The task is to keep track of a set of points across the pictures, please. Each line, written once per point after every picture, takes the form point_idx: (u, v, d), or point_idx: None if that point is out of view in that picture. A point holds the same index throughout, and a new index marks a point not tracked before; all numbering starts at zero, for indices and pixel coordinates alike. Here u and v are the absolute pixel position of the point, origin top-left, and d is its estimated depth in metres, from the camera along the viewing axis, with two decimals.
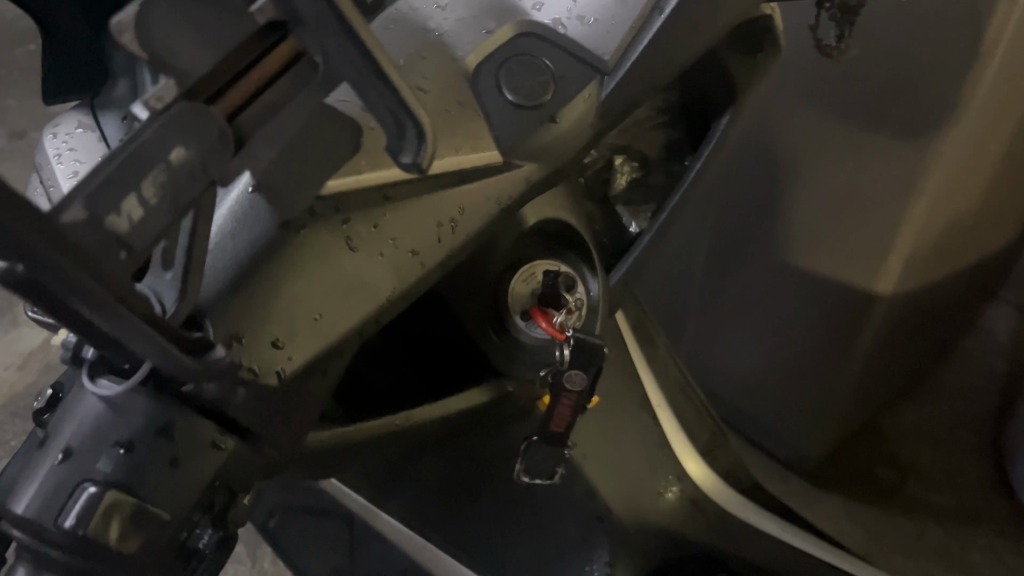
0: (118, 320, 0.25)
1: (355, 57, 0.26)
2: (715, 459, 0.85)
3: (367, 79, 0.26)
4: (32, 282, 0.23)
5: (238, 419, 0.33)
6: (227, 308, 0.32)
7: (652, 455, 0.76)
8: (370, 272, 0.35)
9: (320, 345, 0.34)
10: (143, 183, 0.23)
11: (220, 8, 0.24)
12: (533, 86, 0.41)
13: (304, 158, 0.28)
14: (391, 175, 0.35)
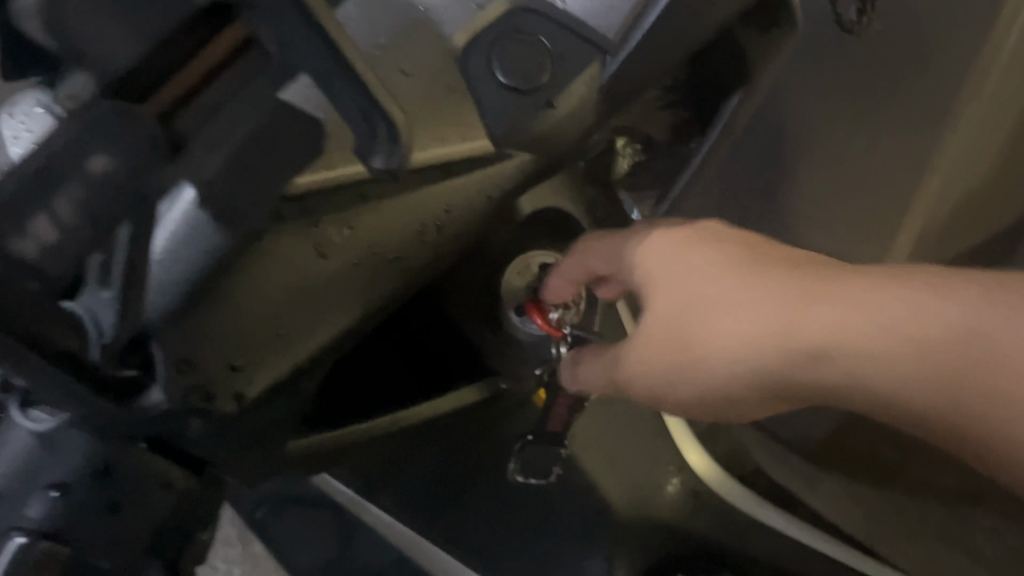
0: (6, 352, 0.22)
1: (317, 49, 0.22)
2: (720, 444, 0.77)
3: (332, 74, 0.23)
4: None
5: (191, 448, 0.30)
6: (180, 329, 0.28)
7: (650, 445, 0.74)
8: (342, 282, 0.32)
9: (284, 364, 0.31)
10: (55, 201, 0.20)
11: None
12: (529, 65, 0.37)
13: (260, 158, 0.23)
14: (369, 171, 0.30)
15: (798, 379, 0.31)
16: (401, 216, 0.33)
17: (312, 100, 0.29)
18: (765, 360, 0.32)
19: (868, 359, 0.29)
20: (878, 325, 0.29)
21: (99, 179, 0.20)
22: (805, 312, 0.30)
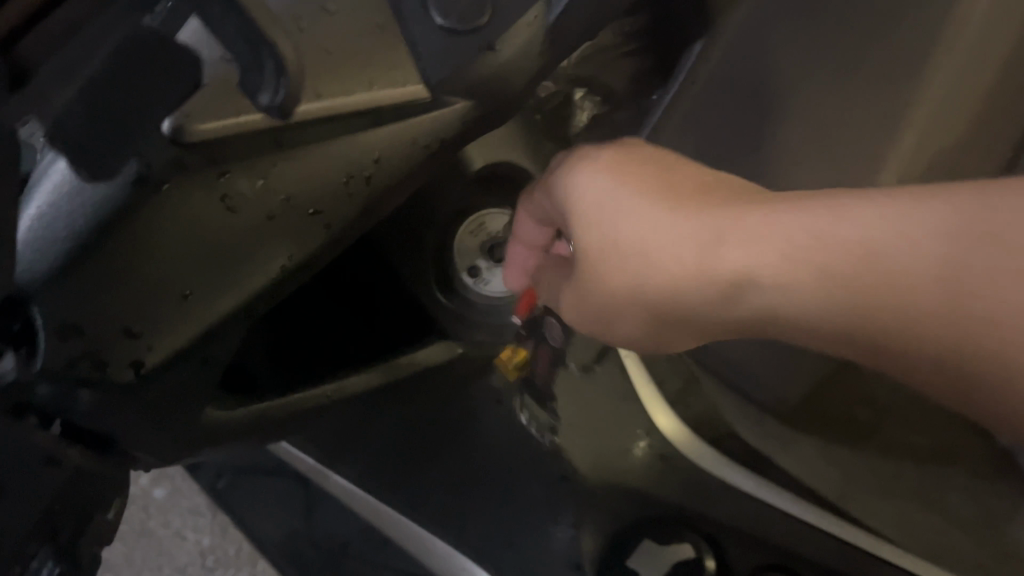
0: None
1: None
2: (694, 404, 0.67)
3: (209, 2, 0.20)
4: None
5: (91, 425, 0.28)
6: (65, 293, 0.26)
7: (619, 408, 0.67)
8: (256, 240, 0.30)
9: (192, 329, 0.29)
10: None
11: None
12: (468, 6, 0.34)
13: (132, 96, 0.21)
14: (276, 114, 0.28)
15: (753, 301, 0.33)
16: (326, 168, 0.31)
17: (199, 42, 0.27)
18: (713, 282, 0.33)
19: (850, 289, 0.30)
20: (831, 249, 0.30)
21: None
22: (755, 242, 0.32)
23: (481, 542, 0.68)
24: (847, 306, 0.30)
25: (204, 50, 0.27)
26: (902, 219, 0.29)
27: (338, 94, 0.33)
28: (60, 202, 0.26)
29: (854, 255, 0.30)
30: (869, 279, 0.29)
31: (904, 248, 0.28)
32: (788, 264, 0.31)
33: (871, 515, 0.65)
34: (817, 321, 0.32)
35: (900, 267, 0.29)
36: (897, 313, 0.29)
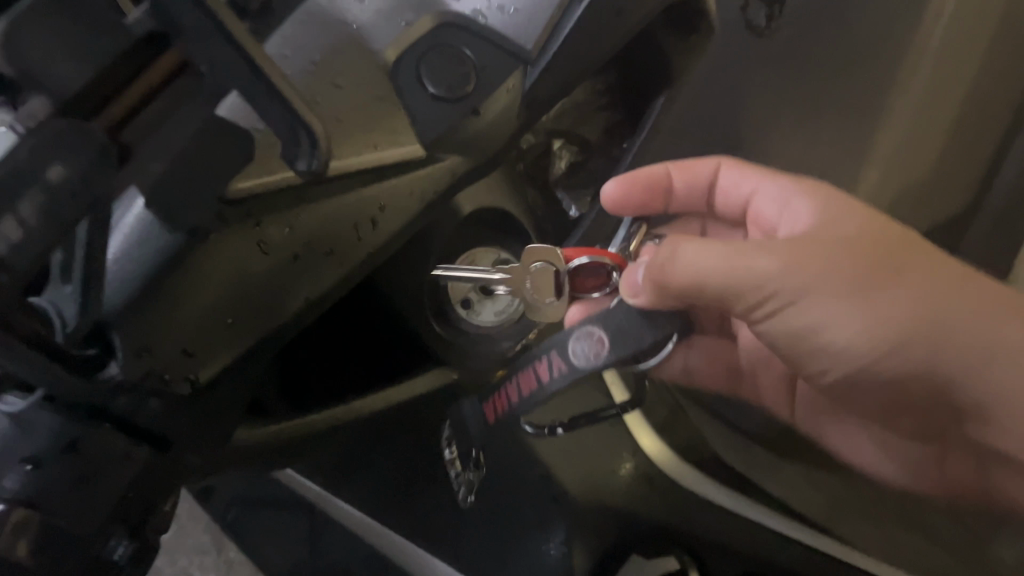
0: (7, 343, 0.25)
1: (244, 73, 0.27)
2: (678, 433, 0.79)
3: (258, 91, 0.27)
4: None
5: (155, 430, 0.33)
6: (134, 322, 0.32)
7: (604, 434, 0.76)
8: (284, 277, 0.36)
9: (229, 351, 0.35)
10: (20, 205, 0.23)
11: (93, 22, 0.24)
12: (455, 78, 0.41)
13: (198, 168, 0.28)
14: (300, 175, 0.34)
15: (842, 326, 0.42)
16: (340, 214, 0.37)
17: (243, 115, 0.34)
18: (894, 333, 0.42)
19: (909, 328, 0.42)
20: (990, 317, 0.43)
21: (56, 182, 0.23)
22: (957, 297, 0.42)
23: (479, 562, 0.72)
24: (914, 342, 0.43)
25: (239, 117, 0.35)
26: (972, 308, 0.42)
27: (350, 156, 0.40)
28: (131, 246, 0.32)
29: (926, 317, 0.42)
30: (927, 330, 0.42)
31: (966, 324, 0.42)
32: (900, 317, 0.42)
33: (855, 536, 0.76)
34: (880, 344, 0.43)
35: (960, 331, 0.42)
36: (926, 339, 0.42)
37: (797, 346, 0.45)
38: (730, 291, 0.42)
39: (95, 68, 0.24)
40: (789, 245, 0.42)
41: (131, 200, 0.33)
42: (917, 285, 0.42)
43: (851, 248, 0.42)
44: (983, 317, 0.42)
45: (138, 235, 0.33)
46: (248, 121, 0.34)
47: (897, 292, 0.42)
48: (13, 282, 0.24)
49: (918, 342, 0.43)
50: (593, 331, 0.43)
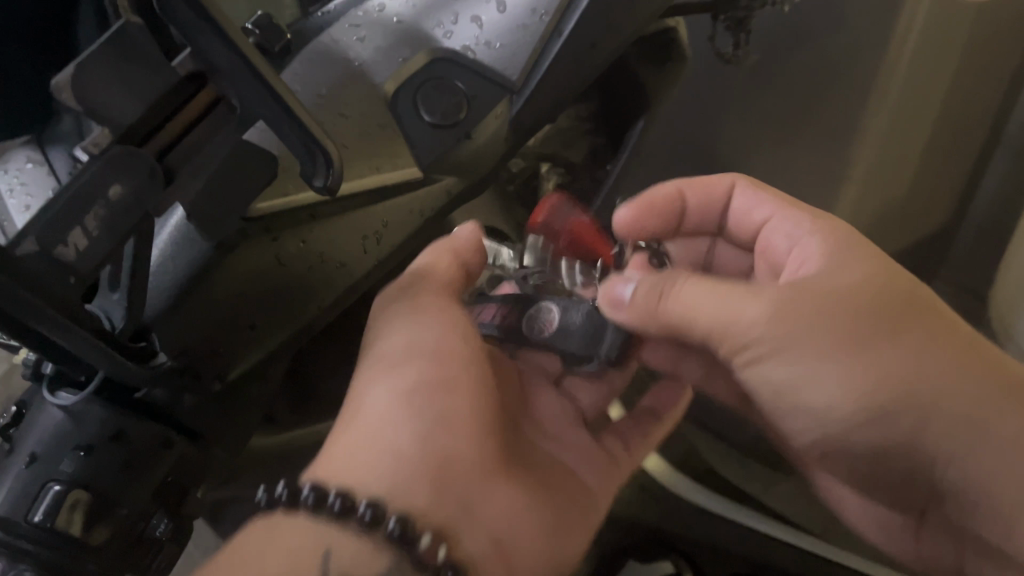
0: (77, 338, 0.30)
1: (268, 102, 0.32)
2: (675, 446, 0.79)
3: (279, 116, 0.32)
4: (7, 317, 0.28)
5: (188, 422, 0.38)
6: (170, 324, 0.36)
7: None
8: (300, 286, 0.40)
9: (254, 353, 0.40)
10: (85, 219, 0.28)
11: (147, 65, 0.29)
12: (448, 106, 0.47)
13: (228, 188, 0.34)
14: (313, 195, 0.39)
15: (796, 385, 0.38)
16: None
17: (267, 143, 0.39)
18: (863, 399, 0.37)
19: (877, 386, 0.36)
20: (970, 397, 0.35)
21: (114, 199, 0.28)
22: (936, 363, 0.36)
23: None
24: (880, 405, 0.36)
25: (263, 143, 0.39)
26: (960, 384, 0.35)
27: (355, 178, 0.46)
28: (169, 259, 0.37)
29: (900, 386, 0.36)
30: (888, 397, 0.36)
31: (949, 399, 0.35)
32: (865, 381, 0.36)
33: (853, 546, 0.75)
34: (846, 410, 0.37)
35: (945, 410, 0.36)
36: (910, 414, 0.36)
37: (779, 402, 0.40)
38: (718, 327, 0.38)
39: (146, 103, 0.29)
40: (779, 296, 0.37)
41: (173, 211, 0.38)
42: (900, 353, 0.36)
43: (832, 309, 0.36)
44: (964, 381, 0.35)
45: (175, 247, 0.37)
46: (271, 144, 0.38)
47: (874, 348, 0.36)
48: (74, 288, 0.29)
49: (895, 409, 0.36)
50: (552, 317, 0.45)
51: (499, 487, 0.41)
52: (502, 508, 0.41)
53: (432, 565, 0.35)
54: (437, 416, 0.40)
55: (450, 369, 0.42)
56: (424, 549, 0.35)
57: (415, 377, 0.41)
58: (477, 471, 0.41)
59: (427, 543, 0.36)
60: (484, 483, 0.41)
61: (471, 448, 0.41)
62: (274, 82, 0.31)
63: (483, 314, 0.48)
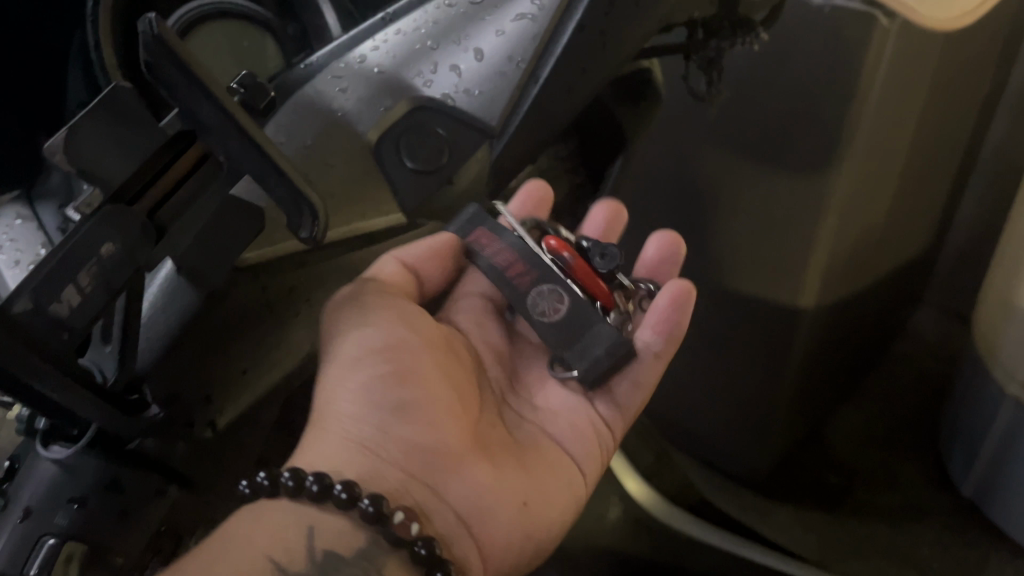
0: (71, 394, 0.30)
1: (254, 156, 0.33)
2: None
3: (264, 168, 0.34)
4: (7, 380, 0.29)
5: (179, 471, 0.38)
6: (159, 374, 0.37)
7: None
8: (288, 331, 0.42)
9: (245, 400, 0.40)
10: (78, 275, 0.29)
11: (142, 128, 0.31)
12: (430, 152, 0.49)
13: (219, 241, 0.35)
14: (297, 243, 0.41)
15: None
16: None
17: (254, 196, 0.41)
18: None
19: None
20: None
21: (107, 259, 0.30)
22: None
23: None
24: None
25: (251, 195, 0.41)
26: None
27: (340, 226, 0.47)
28: (160, 308, 0.38)
29: None
30: None
31: None
32: None
33: None
34: None
35: None
36: None
37: None
38: None
39: (137, 164, 0.31)
40: None
41: (163, 264, 0.40)
42: None
43: None
44: None
45: (166, 297, 0.39)
46: (255, 195, 0.41)
47: None
48: (67, 346, 0.29)
49: None
50: (559, 308, 0.49)
51: (469, 463, 0.45)
52: (470, 488, 0.44)
53: (408, 539, 0.40)
54: (394, 404, 0.44)
55: (400, 359, 0.45)
56: (396, 524, 0.40)
57: (370, 367, 0.45)
58: (448, 447, 0.44)
59: (401, 518, 0.40)
60: (453, 460, 0.44)
61: (437, 430, 0.44)
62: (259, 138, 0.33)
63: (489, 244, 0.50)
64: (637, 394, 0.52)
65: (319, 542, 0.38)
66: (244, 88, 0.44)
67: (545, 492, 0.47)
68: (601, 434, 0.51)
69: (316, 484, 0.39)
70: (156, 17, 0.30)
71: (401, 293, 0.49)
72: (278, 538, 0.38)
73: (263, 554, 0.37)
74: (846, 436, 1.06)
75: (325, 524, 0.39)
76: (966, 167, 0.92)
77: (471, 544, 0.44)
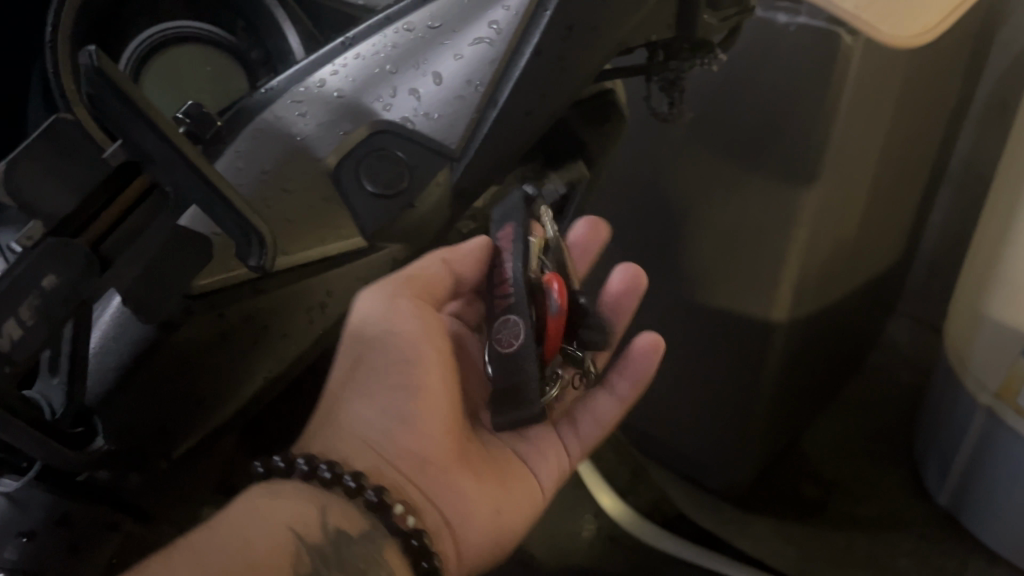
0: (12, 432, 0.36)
1: (193, 181, 0.38)
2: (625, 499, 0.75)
3: (198, 186, 0.38)
4: None
5: (126, 500, 0.45)
6: (113, 407, 0.44)
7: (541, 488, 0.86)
8: (242, 356, 0.47)
9: (202, 428, 0.46)
10: (19, 309, 0.35)
11: (85, 161, 0.36)
12: (389, 176, 0.49)
13: (161, 269, 0.40)
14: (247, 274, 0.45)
15: None
16: (293, 309, 0.48)
17: (204, 226, 0.46)
18: None
19: None
20: None
21: (47, 289, 0.35)
22: None
23: None
24: None
25: (201, 225, 0.46)
26: None
27: (299, 251, 0.48)
28: (108, 342, 0.45)
29: None
30: None
31: None
32: None
33: None
34: None
35: None
36: None
37: None
38: None
39: (81, 197, 0.36)
40: None
41: (113, 301, 0.46)
42: None
43: None
44: None
45: (114, 333, 0.45)
46: (209, 228, 0.46)
47: None
48: (8, 377, 0.36)
49: None
50: (514, 343, 0.47)
51: (458, 469, 0.50)
52: (456, 495, 0.50)
53: (405, 530, 0.45)
54: (402, 415, 0.49)
55: (415, 372, 0.50)
56: (397, 515, 0.45)
57: (387, 379, 0.49)
58: (435, 460, 0.49)
59: (399, 510, 0.45)
60: (440, 472, 0.49)
61: (428, 441, 0.49)
62: (201, 166, 0.38)
63: (503, 242, 0.50)
64: (596, 428, 0.59)
65: (331, 520, 0.44)
66: (190, 120, 0.52)
67: (514, 496, 0.53)
68: (561, 463, 0.58)
69: (329, 471, 0.44)
70: (97, 49, 0.35)
71: (422, 296, 0.50)
72: (297, 512, 0.43)
73: (286, 527, 0.42)
74: (822, 447, 1.07)
75: (335, 505, 0.44)
76: (934, 180, 0.93)
77: (450, 545, 0.49)
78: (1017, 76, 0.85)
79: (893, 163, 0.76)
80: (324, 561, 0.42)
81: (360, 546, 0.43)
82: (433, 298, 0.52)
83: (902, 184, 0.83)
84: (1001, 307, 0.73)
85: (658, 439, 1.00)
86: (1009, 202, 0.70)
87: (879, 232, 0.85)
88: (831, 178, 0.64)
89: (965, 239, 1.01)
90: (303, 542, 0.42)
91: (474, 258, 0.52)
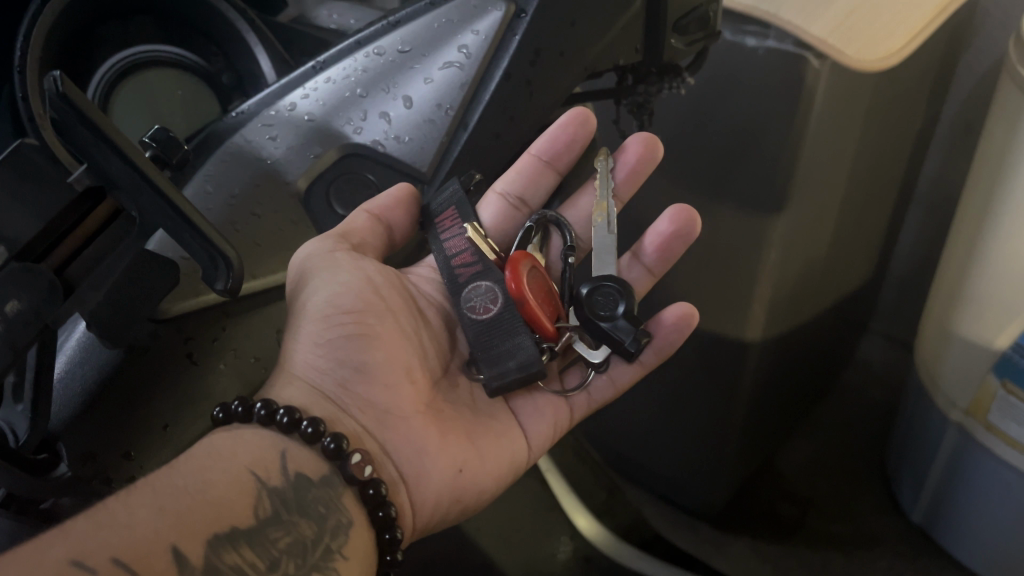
0: None
1: (156, 200, 0.40)
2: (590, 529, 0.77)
3: (158, 202, 0.40)
4: None
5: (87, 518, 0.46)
6: (76, 435, 0.45)
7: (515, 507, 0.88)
8: (208, 377, 0.49)
9: (167, 451, 0.47)
10: None
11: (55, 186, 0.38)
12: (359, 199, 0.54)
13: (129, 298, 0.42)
14: (210, 299, 0.49)
15: None
16: (259, 332, 0.52)
17: (170, 252, 0.49)
18: None
19: None
20: None
21: (12, 315, 0.37)
22: None
23: None
24: None
25: (167, 251, 0.49)
26: None
27: (269, 273, 0.52)
28: (73, 365, 0.47)
29: None
30: None
31: None
32: None
33: None
34: None
35: None
36: None
37: None
38: None
39: (47, 219, 0.38)
40: None
41: (75, 326, 0.48)
42: None
43: None
44: None
45: (77, 356, 0.47)
46: (178, 254, 0.48)
47: None
48: None
49: None
50: (490, 308, 0.52)
51: (417, 421, 0.49)
52: (417, 446, 0.49)
53: (361, 478, 0.45)
54: (357, 364, 0.48)
55: (364, 322, 0.49)
56: (353, 465, 0.45)
57: (334, 328, 0.49)
58: (397, 411, 0.49)
59: (357, 460, 0.45)
60: (398, 423, 0.49)
61: (390, 392, 0.49)
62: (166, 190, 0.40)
63: (453, 242, 0.54)
64: (610, 390, 0.58)
65: (291, 464, 0.45)
66: (155, 145, 0.49)
67: (486, 462, 0.52)
68: (558, 421, 0.57)
69: (286, 416, 0.45)
70: (61, 76, 0.37)
71: (365, 252, 0.52)
72: (259, 458, 0.44)
73: (246, 471, 0.43)
74: (796, 466, 1.08)
75: (296, 450, 0.45)
76: (903, 199, 0.95)
77: (404, 500, 0.49)
78: (980, 100, 0.87)
79: (862, 184, 0.77)
80: (286, 507, 0.43)
81: (320, 490, 0.44)
82: (370, 250, 0.53)
83: (871, 208, 0.85)
84: (969, 326, 0.74)
85: (633, 459, 1.01)
86: (974, 221, 0.72)
87: (848, 255, 0.86)
88: (797, 209, 0.65)
89: (934, 259, 1.03)
90: (263, 486, 0.43)
91: (397, 205, 0.52)
